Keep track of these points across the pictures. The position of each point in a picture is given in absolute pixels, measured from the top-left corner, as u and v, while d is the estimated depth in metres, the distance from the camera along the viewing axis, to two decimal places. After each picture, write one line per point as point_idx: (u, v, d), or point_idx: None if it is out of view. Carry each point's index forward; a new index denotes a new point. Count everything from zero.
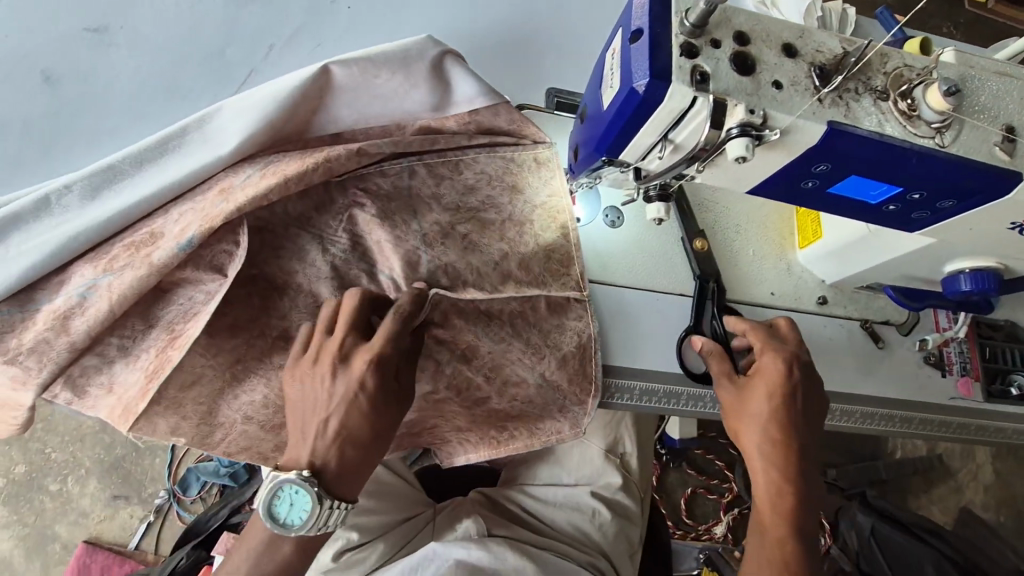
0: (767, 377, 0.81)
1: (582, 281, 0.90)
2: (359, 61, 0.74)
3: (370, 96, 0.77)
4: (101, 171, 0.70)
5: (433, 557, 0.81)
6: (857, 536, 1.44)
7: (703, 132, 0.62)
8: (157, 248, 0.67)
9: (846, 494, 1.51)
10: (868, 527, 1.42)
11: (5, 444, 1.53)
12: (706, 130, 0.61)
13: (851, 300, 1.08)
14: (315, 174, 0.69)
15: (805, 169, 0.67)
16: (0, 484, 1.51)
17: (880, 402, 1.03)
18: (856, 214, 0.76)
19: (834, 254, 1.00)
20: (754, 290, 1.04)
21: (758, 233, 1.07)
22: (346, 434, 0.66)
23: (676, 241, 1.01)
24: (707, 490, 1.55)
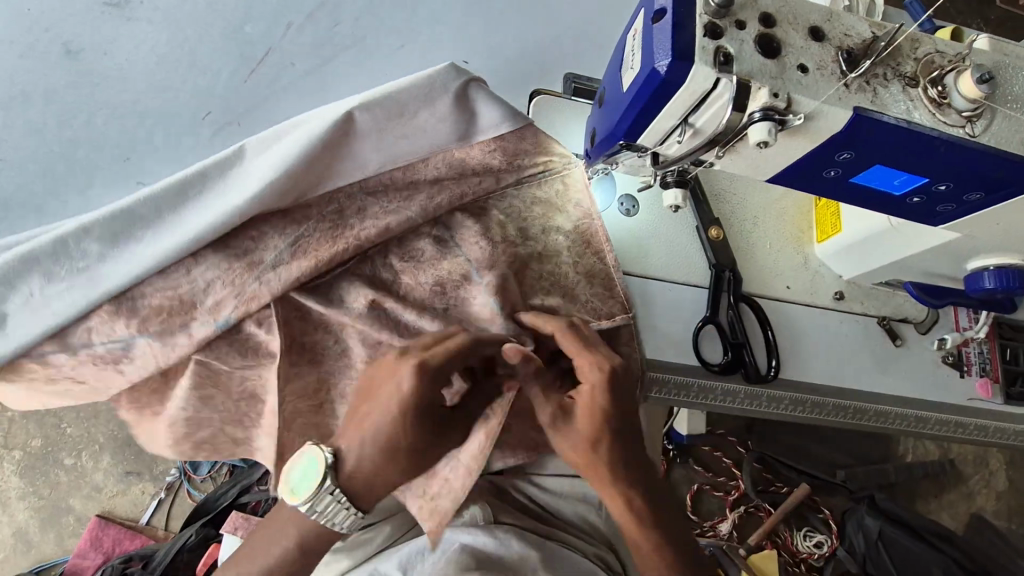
0: (590, 392, 0.67)
1: (627, 303, 0.83)
2: (384, 102, 0.70)
3: (399, 137, 0.72)
4: (119, 216, 0.68)
5: (439, 541, 0.82)
6: (864, 540, 1.41)
7: (725, 116, 0.60)
8: (195, 320, 0.69)
9: (855, 496, 1.47)
10: (876, 531, 1.39)
11: (22, 418, 1.56)
12: (729, 114, 0.59)
13: (868, 296, 1.06)
14: (347, 254, 0.72)
15: (828, 157, 0.66)
16: (17, 456, 1.54)
17: (896, 400, 1.01)
18: (879, 206, 0.74)
19: (853, 248, 0.98)
20: (770, 284, 1.02)
21: (775, 225, 1.05)
22: (370, 437, 0.66)
23: (691, 231, 1.00)
24: (713, 487, 1.54)
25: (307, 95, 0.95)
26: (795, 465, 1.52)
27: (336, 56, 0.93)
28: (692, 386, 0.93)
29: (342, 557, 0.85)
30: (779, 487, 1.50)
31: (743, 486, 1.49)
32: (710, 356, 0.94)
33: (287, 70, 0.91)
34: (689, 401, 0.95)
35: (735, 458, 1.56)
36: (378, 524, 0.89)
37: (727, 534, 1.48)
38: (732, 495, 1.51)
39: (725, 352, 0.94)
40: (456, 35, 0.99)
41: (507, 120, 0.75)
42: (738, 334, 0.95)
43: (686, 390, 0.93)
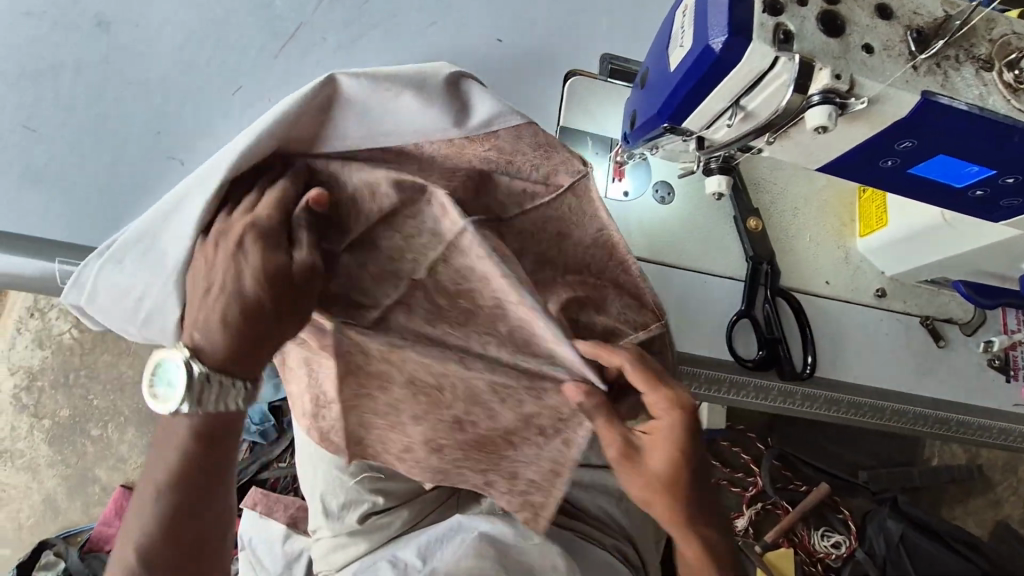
0: (666, 435, 0.63)
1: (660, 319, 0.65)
2: (376, 75, 0.55)
3: (377, 112, 0.55)
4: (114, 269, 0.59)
5: (458, 529, 0.81)
6: (886, 543, 1.37)
7: (784, 98, 0.57)
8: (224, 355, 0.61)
9: (876, 498, 1.45)
10: (899, 534, 1.37)
11: (52, 388, 1.60)
12: (788, 95, 0.56)
13: (911, 294, 1.01)
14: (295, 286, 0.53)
15: (887, 145, 0.62)
16: (47, 425, 1.59)
17: (936, 404, 0.97)
18: (937, 199, 0.70)
19: (900, 243, 0.93)
20: (808, 278, 0.98)
21: (816, 217, 1.01)
22: (231, 290, 0.52)
23: (728, 221, 0.96)
24: (731, 483, 1.48)
25: (335, 72, 0.89)
26: (818, 465, 1.49)
27: (365, 32, 0.91)
28: (725, 381, 0.90)
29: (360, 541, 0.86)
30: (798, 485, 1.46)
31: (763, 484, 1.44)
32: (744, 352, 0.92)
33: (317, 45, 0.89)
34: (720, 397, 0.92)
35: (755, 454, 1.51)
36: (395, 508, 0.88)
37: (743, 530, 1.44)
38: (749, 491, 1.46)
39: (760, 348, 0.91)
40: (488, 12, 0.95)
41: (499, 116, 0.59)
42: (774, 329, 0.91)
43: (718, 385, 0.90)
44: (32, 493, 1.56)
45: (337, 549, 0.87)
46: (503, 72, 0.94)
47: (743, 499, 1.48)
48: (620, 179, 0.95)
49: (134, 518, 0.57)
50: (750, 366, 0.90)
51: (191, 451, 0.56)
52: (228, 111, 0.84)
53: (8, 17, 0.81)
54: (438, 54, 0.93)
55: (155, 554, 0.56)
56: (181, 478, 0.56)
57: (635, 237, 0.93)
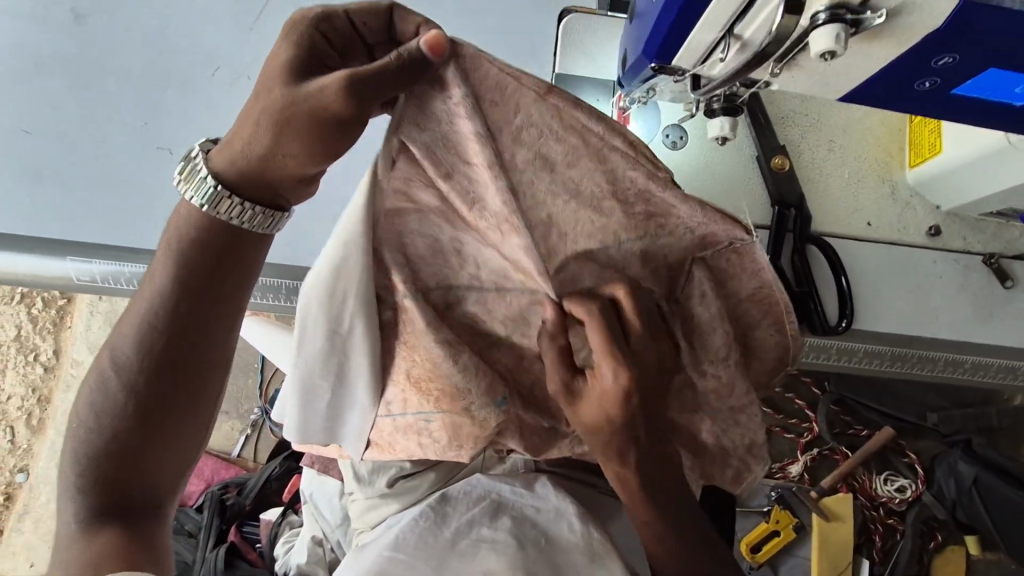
0: (609, 394, 0.55)
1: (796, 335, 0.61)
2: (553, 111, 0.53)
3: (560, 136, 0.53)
4: (315, 302, 0.55)
5: (473, 484, 0.71)
6: (955, 485, 1.26)
7: (776, 23, 0.48)
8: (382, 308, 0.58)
9: (948, 440, 1.32)
10: (971, 476, 1.24)
11: None
12: (780, 20, 0.47)
13: (973, 229, 0.89)
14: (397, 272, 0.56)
15: (921, 64, 0.52)
16: None
17: (1001, 350, 0.87)
18: (991, 121, 0.58)
19: (955, 174, 0.81)
20: (847, 221, 0.88)
21: (856, 150, 0.90)
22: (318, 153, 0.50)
23: (750, 161, 0.87)
24: (783, 429, 1.45)
25: None
26: (879, 408, 1.38)
27: None
28: None
29: (391, 501, 0.79)
30: (857, 430, 1.38)
31: (818, 428, 1.40)
32: None
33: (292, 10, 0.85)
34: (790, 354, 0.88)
35: (808, 400, 1.45)
36: (422, 470, 0.81)
37: (796, 476, 1.38)
38: (804, 438, 1.42)
39: None
40: None
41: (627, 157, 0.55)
42: (803, 283, 0.83)
43: None
44: None
45: (371, 510, 0.81)
46: (488, 16, 0.88)
47: (797, 445, 1.44)
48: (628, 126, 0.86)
49: (132, 322, 0.53)
50: None
51: (195, 276, 0.52)
52: (212, 94, 0.83)
53: None
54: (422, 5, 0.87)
55: (137, 366, 0.53)
56: (178, 320, 0.53)
57: None
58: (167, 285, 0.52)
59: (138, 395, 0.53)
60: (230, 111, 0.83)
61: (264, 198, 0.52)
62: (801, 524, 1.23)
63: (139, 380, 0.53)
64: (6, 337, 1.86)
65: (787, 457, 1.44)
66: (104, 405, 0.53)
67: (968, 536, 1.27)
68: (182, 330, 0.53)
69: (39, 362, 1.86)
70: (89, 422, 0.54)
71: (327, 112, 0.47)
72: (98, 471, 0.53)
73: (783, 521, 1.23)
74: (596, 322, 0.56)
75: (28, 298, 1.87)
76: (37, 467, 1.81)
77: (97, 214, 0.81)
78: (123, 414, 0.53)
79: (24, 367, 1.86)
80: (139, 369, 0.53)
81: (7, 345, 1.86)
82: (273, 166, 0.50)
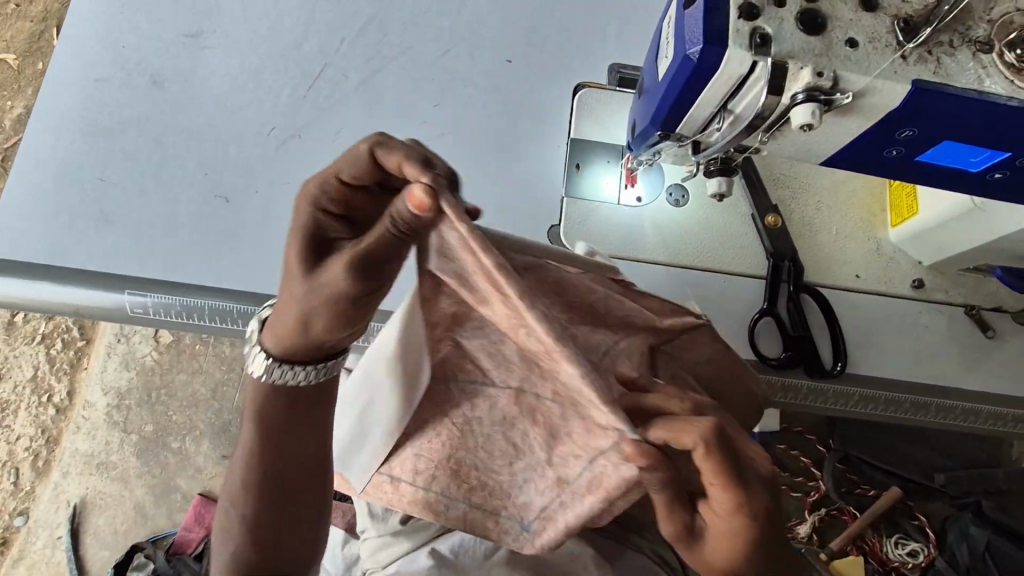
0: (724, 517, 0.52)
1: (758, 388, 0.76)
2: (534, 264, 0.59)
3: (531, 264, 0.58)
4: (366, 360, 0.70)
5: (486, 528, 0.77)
6: (968, 551, 1.37)
7: (761, 100, 0.58)
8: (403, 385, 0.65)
9: (956, 503, 1.45)
10: (984, 540, 1.37)
11: (139, 406, 1.86)
12: (766, 98, 0.57)
13: (954, 284, 0.96)
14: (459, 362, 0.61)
15: (887, 135, 0.61)
16: (134, 439, 1.84)
17: (987, 397, 0.93)
18: (952, 185, 0.68)
19: (932, 233, 0.90)
20: (836, 273, 0.95)
21: (841, 209, 0.98)
22: (337, 319, 0.55)
23: (747, 218, 0.96)
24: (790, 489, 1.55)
25: (355, 106, 0.96)
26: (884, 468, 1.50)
27: (382, 66, 0.99)
28: (801, 388, 0.92)
29: (402, 540, 0.81)
30: (865, 489, 1.50)
31: (825, 487, 1.51)
32: (770, 350, 0.92)
33: (341, 81, 0.97)
34: (798, 404, 0.93)
35: (814, 458, 1.56)
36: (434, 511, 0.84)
37: (806, 537, 1.50)
38: (811, 497, 1.52)
39: (785, 347, 0.91)
40: (494, 37, 1.02)
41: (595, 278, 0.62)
42: (799, 328, 0.91)
43: (795, 391, 0.92)
44: (125, 499, 1.79)
45: (383, 548, 0.83)
46: (510, 88, 1.00)
47: (805, 505, 1.54)
48: (635, 186, 0.96)
49: (235, 468, 0.65)
50: (781, 366, 0.90)
51: (276, 422, 0.62)
52: (267, 149, 0.94)
53: (81, 83, 0.94)
54: (453, 78, 0.99)
55: (243, 502, 0.63)
56: (270, 460, 0.63)
57: (655, 241, 0.94)
58: (255, 434, 0.62)
59: (252, 525, 0.63)
60: (282, 165, 0.93)
61: (308, 357, 0.60)
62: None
63: (249, 514, 0.63)
64: (23, 377, 1.91)
65: (795, 517, 1.54)
66: (230, 540, 0.64)
67: None
68: (273, 468, 0.63)
69: (52, 403, 1.89)
70: (223, 555, 0.65)
71: (333, 286, 0.51)
72: None
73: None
74: (709, 459, 0.50)
75: (49, 339, 1.93)
76: (36, 511, 1.80)
77: (160, 251, 0.89)
78: (244, 544, 0.64)
79: (37, 408, 1.89)
80: (247, 506, 0.63)
81: (22, 385, 1.90)
82: (304, 331, 0.56)
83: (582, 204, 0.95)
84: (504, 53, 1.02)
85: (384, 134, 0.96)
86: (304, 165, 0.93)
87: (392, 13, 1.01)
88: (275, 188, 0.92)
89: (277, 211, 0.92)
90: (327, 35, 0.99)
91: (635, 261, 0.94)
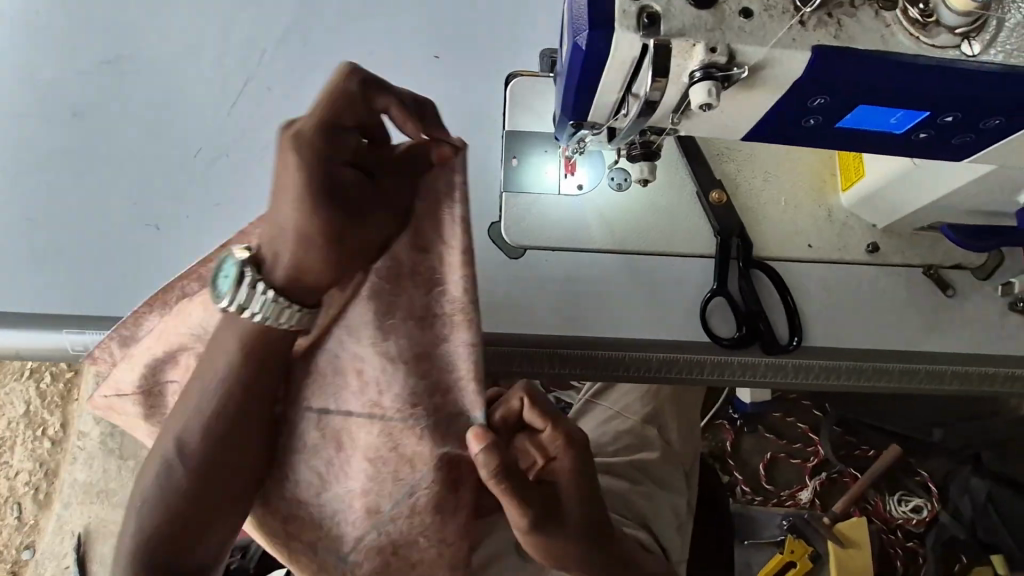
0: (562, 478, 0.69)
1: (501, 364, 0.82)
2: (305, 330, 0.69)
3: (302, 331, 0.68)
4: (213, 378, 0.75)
5: None
6: (970, 502, 1.40)
7: (649, 84, 0.55)
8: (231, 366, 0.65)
9: (957, 456, 1.45)
10: (985, 492, 1.39)
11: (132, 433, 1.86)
12: (651, 81, 0.54)
13: (910, 244, 0.94)
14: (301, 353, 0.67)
15: (800, 105, 0.58)
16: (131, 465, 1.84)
17: (952, 358, 0.90)
18: (879, 148, 0.65)
19: (880, 195, 0.87)
20: (788, 246, 0.93)
21: (790, 179, 0.95)
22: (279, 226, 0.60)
23: (692, 195, 0.93)
24: (788, 455, 1.55)
25: (279, 118, 0.94)
26: (881, 428, 1.51)
27: (306, 75, 0.96)
28: (760, 365, 0.89)
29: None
30: (863, 450, 1.52)
31: (823, 451, 1.52)
32: (722, 330, 0.90)
33: (266, 95, 0.95)
34: (757, 381, 0.90)
35: (810, 422, 1.57)
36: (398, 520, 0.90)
37: (807, 502, 1.50)
38: (811, 462, 1.53)
39: (738, 325, 0.89)
40: (420, 35, 0.99)
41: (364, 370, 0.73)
42: (751, 303, 0.89)
43: (753, 369, 0.89)
44: None
45: None
46: (439, 84, 0.97)
47: (805, 471, 1.54)
48: (576, 172, 0.93)
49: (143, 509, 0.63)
50: (734, 344, 0.88)
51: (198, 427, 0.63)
52: (194, 172, 0.92)
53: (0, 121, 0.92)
54: (380, 81, 0.97)
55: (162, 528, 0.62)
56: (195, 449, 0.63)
57: (598, 228, 0.92)
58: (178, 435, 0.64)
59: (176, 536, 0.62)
60: (210, 187, 0.91)
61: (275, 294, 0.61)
62: (818, 553, 1.40)
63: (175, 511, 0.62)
64: (16, 414, 1.92)
65: (796, 484, 1.53)
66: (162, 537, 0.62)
67: (993, 556, 1.37)
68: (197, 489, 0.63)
69: (48, 436, 1.90)
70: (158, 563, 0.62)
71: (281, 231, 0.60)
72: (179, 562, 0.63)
73: (798, 551, 1.39)
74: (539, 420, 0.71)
75: (38, 374, 1.93)
76: (42, 544, 1.81)
77: (95, 287, 0.88)
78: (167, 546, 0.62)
79: (33, 442, 1.90)
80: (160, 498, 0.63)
81: (15, 421, 1.91)
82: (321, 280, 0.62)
83: (523, 197, 0.93)
84: (431, 49, 0.99)
85: None
86: (234, 184, 0.92)
87: (314, 19, 0.98)
88: (206, 211, 0.90)
89: (210, 234, 0.90)
90: (247, 47, 0.96)
91: (582, 251, 0.92)
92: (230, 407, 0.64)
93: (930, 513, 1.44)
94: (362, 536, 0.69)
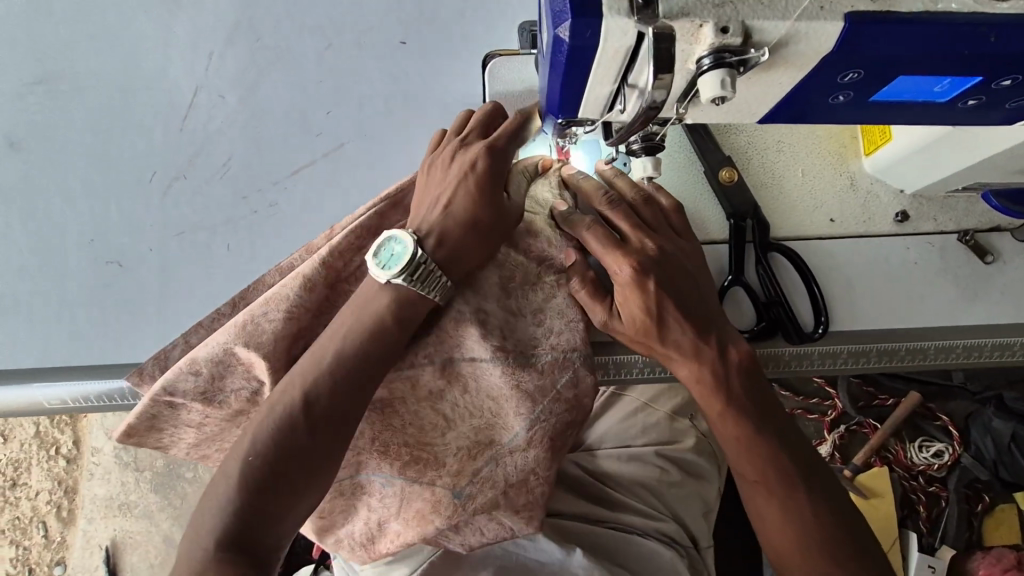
0: (629, 290, 0.69)
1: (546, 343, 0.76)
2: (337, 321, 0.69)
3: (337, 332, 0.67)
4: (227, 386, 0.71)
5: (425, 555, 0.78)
6: (993, 444, 1.35)
7: (650, 83, 0.46)
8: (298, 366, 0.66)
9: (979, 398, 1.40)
10: (1008, 433, 1.33)
11: None
12: (652, 79, 0.45)
13: (942, 208, 0.86)
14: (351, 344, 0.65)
15: (828, 82, 0.50)
16: (149, 476, 1.81)
17: (993, 329, 0.83)
18: (919, 120, 0.56)
19: (909, 160, 0.78)
20: (808, 222, 0.85)
21: (805, 146, 0.87)
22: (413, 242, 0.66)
23: (699, 175, 0.86)
24: (806, 410, 1.50)
25: (238, 128, 0.85)
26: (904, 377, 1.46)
27: (262, 75, 0.86)
28: (783, 355, 0.83)
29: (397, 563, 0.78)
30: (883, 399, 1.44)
31: (841, 404, 1.46)
32: (740, 321, 0.82)
33: (217, 104, 0.85)
34: (780, 373, 0.84)
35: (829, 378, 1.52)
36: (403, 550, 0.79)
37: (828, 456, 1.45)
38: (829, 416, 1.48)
39: (757, 315, 0.81)
40: (385, 17, 0.88)
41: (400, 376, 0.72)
42: (771, 291, 0.81)
43: (777, 361, 0.83)
44: (153, 535, 1.76)
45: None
46: (411, 73, 0.87)
47: (824, 425, 1.50)
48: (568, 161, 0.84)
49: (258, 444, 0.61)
50: (756, 337, 0.80)
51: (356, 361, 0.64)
52: (151, 200, 0.83)
53: None
54: (346, 75, 0.87)
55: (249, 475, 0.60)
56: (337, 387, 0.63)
57: None
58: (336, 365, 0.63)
59: (265, 479, 0.60)
60: (172, 214, 0.83)
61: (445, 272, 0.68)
62: None
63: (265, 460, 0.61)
64: (27, 436, 1.84)
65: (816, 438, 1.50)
66: (237, 475, 0.60)
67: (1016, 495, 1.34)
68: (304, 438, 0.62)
69: (62, 455, 1.83)
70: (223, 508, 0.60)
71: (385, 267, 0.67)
72: (236, 514, 0.59)
73: None
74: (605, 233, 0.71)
75: None
76: (72, 559, 1.76)
77: (62, 336, 0.81)
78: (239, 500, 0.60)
79: (48, 462, 1.83)
80: (290, 430, 0.61)
81: (27, 443, 1.84)
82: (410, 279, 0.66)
83: None
84: (398, 33, 0.88)
85: (278, 156, 0.85)
86: (196, 208, 0.83)
87: (260, 11, 0.87)
88: (170, 242, 0.83)
89: (177, 267, 0.82)
90: (192, 49, 0.86)
91: None
92: (298, 398, 0.62)
93: (952, 456, 1.37)
94: (457, 483, 0.75)
